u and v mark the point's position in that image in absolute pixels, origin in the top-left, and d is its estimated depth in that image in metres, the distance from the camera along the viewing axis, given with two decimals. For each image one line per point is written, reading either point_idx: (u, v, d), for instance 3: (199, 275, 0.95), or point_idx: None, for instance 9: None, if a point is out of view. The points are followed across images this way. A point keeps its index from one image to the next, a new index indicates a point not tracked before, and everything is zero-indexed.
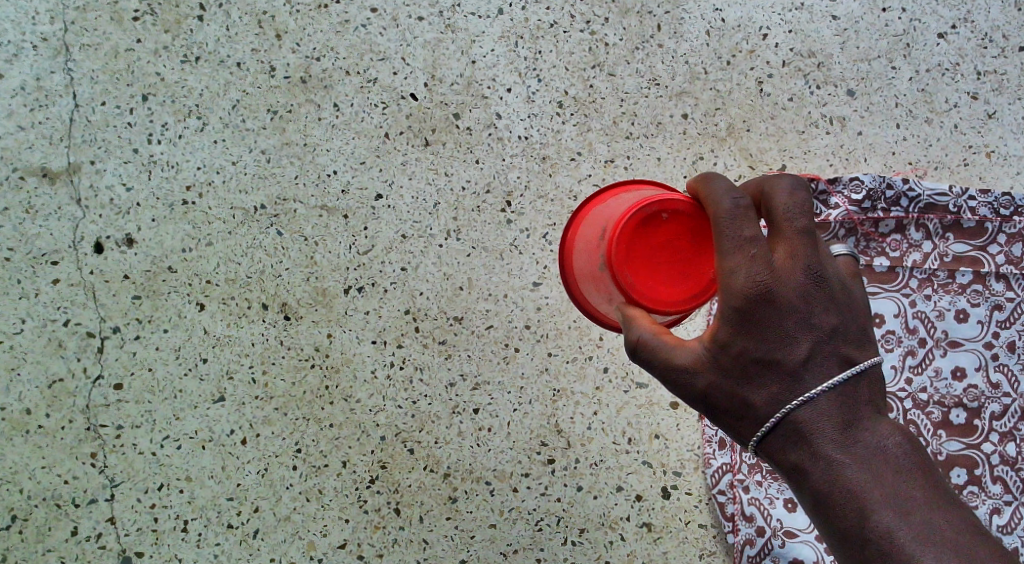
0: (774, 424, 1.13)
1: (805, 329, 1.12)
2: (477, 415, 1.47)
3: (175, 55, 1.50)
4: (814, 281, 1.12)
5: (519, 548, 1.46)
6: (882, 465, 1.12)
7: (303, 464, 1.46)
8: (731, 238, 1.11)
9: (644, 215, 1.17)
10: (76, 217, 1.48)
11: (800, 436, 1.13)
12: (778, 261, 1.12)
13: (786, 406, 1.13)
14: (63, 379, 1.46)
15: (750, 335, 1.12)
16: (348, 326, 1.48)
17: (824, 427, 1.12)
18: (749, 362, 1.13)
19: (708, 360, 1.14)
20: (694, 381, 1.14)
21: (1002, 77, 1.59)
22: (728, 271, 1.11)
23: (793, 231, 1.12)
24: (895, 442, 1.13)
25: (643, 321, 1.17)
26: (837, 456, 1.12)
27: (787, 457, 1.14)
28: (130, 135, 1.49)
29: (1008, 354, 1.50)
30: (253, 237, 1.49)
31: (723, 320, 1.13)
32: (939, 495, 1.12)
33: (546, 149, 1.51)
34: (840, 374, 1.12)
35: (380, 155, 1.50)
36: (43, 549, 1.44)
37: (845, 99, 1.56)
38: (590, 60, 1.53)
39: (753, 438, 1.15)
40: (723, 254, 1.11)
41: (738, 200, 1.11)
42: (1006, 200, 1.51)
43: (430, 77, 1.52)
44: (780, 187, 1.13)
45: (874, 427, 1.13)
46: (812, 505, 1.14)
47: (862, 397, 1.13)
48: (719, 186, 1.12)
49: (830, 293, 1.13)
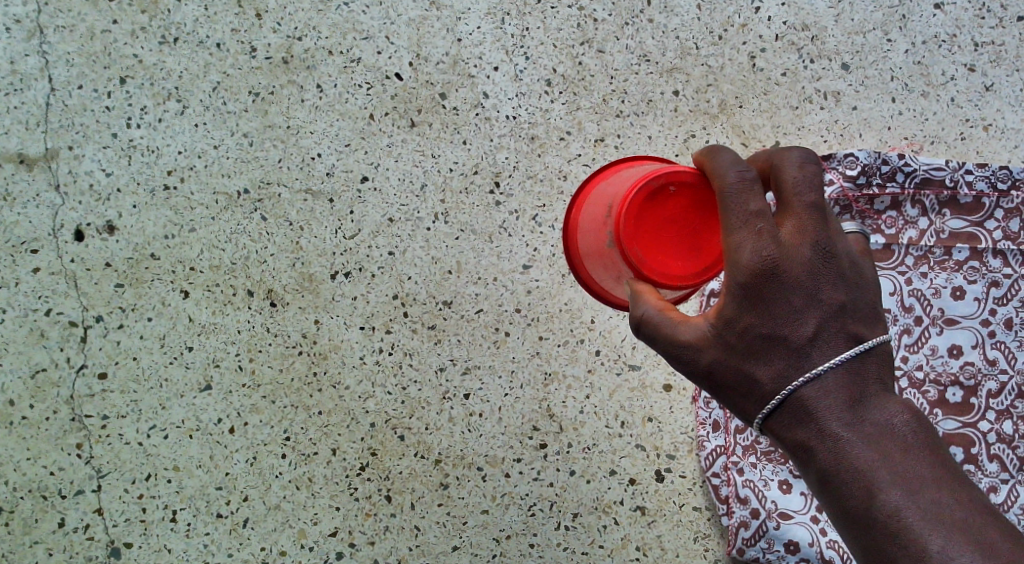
0: (779, 403, 1.11)
1: (812, 306, 1.10)
2: (468, 400, 1.45)
3: (153, 36, 1.47)
4: (821, 257, 1.10)
5: (511, 534, 1.45)
6: (890, 444, 1.10)
7: (292, 452, 1.44)
8: (738, 214, 1.08)
9: (651, 189, 1.15)
10: (55, 204, 1.45)
11: (806, 414, 1.10)
12: (785, 238, 1.10)
13: (792, 384, 1.10)
14: (47, 369, 1.44)
15: (756, 312, 1.10)
16: (335, 312, 1.46)
17: (831, 405, 1.10)
18: (755, 339, 1.10)
19: (714, 337, 1.12)
20: (699, 358, 1.12)
21: (1000, 48, 1.56)
22: (734, 248, 1.09)
23: (802, 205, 1.09)
24: (904, 420, 1.11)
25: (650, 297, 1.15)
26: (844, 434, 1.10)
27: (793, 435, 1.11)
28: (108, 119, 1.46)
29: (1006, 331, 1.47)
30: (237, 222, 1.46)
31: (728, 297, 1.10)
32: (948, 474, 1.09)
33: (535, 129, 1.48)
34: (848, 351, 1.10)
35: (365, 137, 1.47)
36: (31, 542, 1.42)
37: (839, 73, 1.52)
38: (579, 37, 1.50)
39: (758, 416, 1.12)
40: (730, 230, 1.09)
41: (744, 173, 1.09)
42: (1003, 173, 1.49)
43: (416, 56, 1.48)
44: (789, 161, 1.10)
45: (881, 405, 1.11)
46: (817, 483, 1.12)
47: (871, 374, 1.11)
48: (725, 159, 1.10)
49: (839, 270, 1.11)
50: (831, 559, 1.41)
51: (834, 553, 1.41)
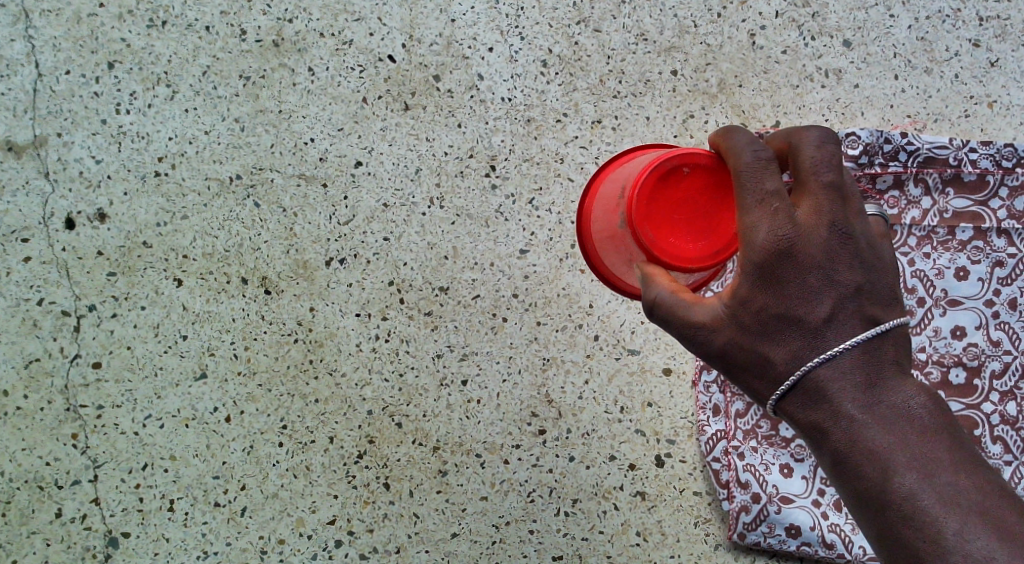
0: (793, 384, 1.09)
1: (828, 288, 1.08)
2: (466, 387, 1.44)
3: (141, 20, 1.45)
4: (838, 239, 1.08)
5: (511, 520, 1.43)
6: (905, 426, 1.07)
7: (289, 441, 1.43)
8: (752, 193, 1.07)
9: (664, 170, 1.13)
10: (45, 192, 1.43)
11: (821, 395, 1.08)
12: (801, 219, 1.08)
13: (806, 365, 1.08)
14: (40, 359, 1.42)
15: (771, 292, 1.08)
16: (330, 299, 1.44)
17: (846, 386, 1.08)
18: (769, 320, 1.09)
19: (727, 319, 1.10)
20: (711, 340, 1.10)
21: (1005, 23, 1.52)
22: (749, 228, 1.07)
23: (819, 185, 1.07)
24: (920, 402, 1.08)
25: (661, 278, 1.13)
26: (859, 416, 1.08)
27: (806, 416, 1.09)
28: (97, 105, 1.44)
29: (1009, 312, 1.45)
30: (229, 209, 1.44)
31: (742, 277, 1.08)
32: (965, 456, 1.07)
33: (531, 111, 1.46)
34: (864, 332, 1.08)
35: (358, 122, 1.45)
36: (27, 532, 1.41)
37: (841, 50, 1.49)
38: (575, 16, 1.47)
39: (771, 397, 1.10)
40: (745, 209, 1.07)
41: (759, 152, 1.07)
42: (1009, 151, 1.47)
43: (409, 38, 1.46)
44: (807, 140, 1.08)
45: (898, 386, 1.08)
46: (831, 465, 1.10)
47: (887, 355, 1.09)
48: (740, 139, 1.08)
49: (856, 250, 1.08)
50: (833, 542, 1.41)
51: (835, 537, 1.41)
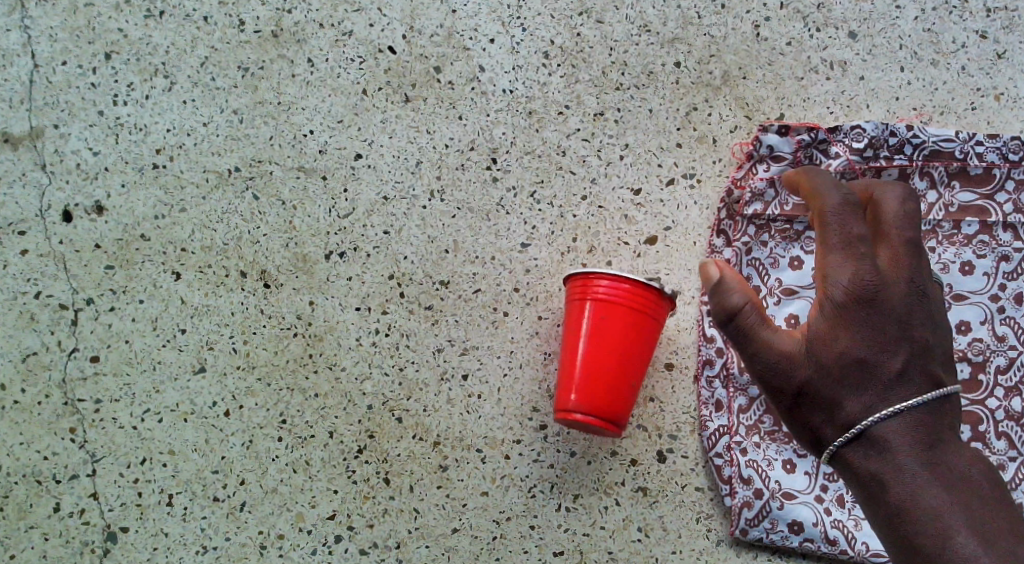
0: (857, 434, 1.13)
1: (903, 341, 1.13)
2: (467, 381, 1.43)
3: (138, 10, 1.43)
4: (914, 293, 1.14)
5: (511, 516, 1.42)
6: (965, 489, 1.10)
7: (288, 435, 1.42)
8: (840, 235, 1.13)
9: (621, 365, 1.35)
10: (42, 184, 1.42)
11: (883, 447, 1.12)
12: (882, 267, 1.14)
13: (872, 417, 1.12)
14: (37, 353, 1.41)
15: (852, 335, 1.13)
16: (329, 293, 1.43)
17: (909, 445, 1.11)
18: (848, 364, 1.13)
19: (809, 355, 1.15)
20: (791, 375, 1.15)
21: (1013, 14, 1.49)
22: (834, 267, 1.14)
23: (901, 240, 1.14)
24: (977, 469, 1.12)
25: (740, 286, 1.16)
26: (920, 473, 1.10)
27: (866, 466, 1.12)
28: (94, 96, 1.42)
29: (1015, 307, 1.43)
30: (228, 201, 1.43)
31: (824, 316, 1.15)
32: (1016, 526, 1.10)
33: (532, 103, 1.44)
34: (933, 391, 1.13)
35: (358, 113, 1.43)
36: (25, 526, 1.41)
37: (846, 42, 1.47)
38: (577, 7, 1.45)
39: (832, 443, 1.14)
40: (831, 249, 1.14)
41: (847, 196, 1.14)
42: (1015, 144, 1.44)
43: (409, 29, 1.44)
44: (893, 195, 1.15)
45: (956, 450, 1.12)
46: (885, 520, 1.12)
47: (945, 420, 1.13)
48: (827, 181, 1.15)
49: (929, 312, 1.15)
50: (835, 539, 1.39)
51: (838, 533, 1.40)
